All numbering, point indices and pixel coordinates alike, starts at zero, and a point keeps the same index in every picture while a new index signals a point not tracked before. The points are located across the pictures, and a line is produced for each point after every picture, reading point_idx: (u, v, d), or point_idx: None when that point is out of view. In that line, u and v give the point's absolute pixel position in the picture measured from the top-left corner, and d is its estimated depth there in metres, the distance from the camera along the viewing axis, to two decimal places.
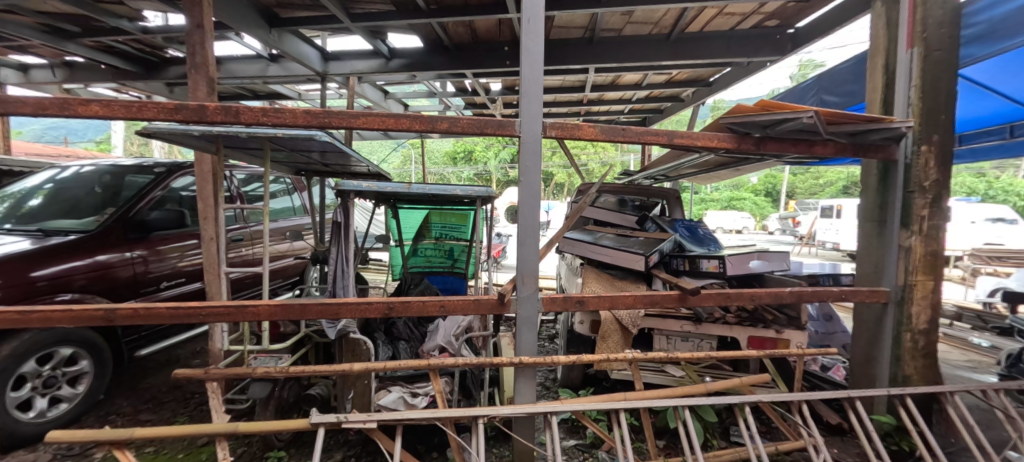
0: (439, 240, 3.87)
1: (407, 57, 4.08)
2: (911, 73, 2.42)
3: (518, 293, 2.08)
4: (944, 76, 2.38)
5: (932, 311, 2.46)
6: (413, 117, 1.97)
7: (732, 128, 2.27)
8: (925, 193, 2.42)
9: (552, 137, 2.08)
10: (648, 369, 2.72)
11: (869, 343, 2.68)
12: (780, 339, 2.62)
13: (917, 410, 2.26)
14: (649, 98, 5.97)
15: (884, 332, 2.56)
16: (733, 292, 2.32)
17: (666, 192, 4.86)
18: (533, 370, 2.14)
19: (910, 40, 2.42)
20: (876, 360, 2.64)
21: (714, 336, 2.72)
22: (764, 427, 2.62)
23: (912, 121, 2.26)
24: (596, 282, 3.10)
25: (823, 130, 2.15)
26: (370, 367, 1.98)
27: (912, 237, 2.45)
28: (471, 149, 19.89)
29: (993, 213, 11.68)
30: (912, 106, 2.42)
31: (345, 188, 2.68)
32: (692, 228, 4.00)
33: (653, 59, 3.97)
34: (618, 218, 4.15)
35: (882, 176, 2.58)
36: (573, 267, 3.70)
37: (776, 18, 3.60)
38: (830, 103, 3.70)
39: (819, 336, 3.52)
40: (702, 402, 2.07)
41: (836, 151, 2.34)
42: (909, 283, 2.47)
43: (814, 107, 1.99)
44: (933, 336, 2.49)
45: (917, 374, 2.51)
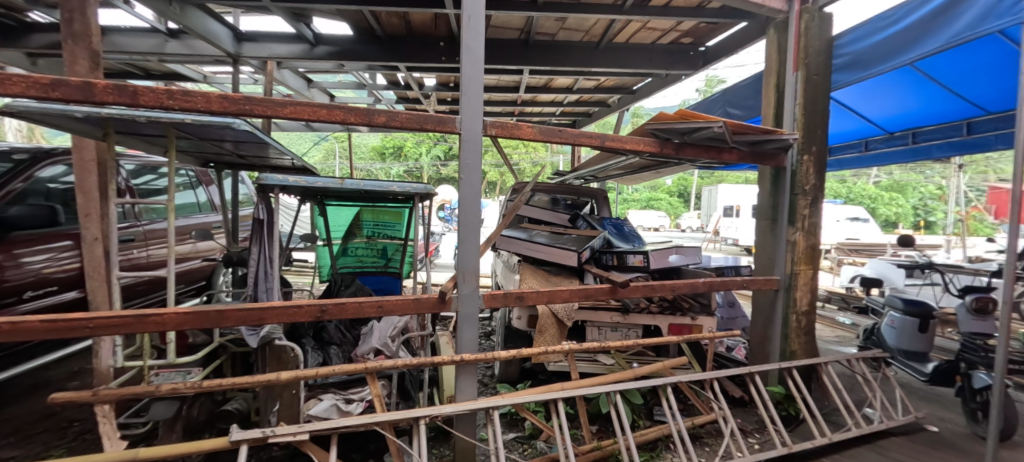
0: (371, 239, 3.71)
1: (334, 44, 3.85)
2: (796, 92, 2.82)
3: (459, 290, 2.07)
4: (820, 97, 2.82)
5: (811, 295, 2.91)
6: (347, 108, 1.85)
7: (655, 133, 2.48)
8: (805, 195, 2.83)
9: (492, 136, 2.11)
10: (582, 359, 2.86)
11: (764, 325, 3.08)
12: (695, 325, 2.90)
13: (800, 379, 2.66)
14: (578, 102, 6.26)
15: (776, 314, 2.96)
16: (656, 283, 2.54)
17: (594, 191, 5.15)
18: (474, 367, 2.14)
19: (795, 64, 2.82)
20: (769, 339, 3.04)
21: (639, 325, 2.93)
22: (682, 405, 2.90)
23: (797, 133, 2.63)
24: (532, 278, 3.17)
25: (730, 139, 2.43)
26: (299, 375, 1.84)
27: (797, 233, 2.85)
28: (402, 145, 19.32)
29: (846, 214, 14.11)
30: (797, 121, 2.82)
31: (267, 183, 2.42)
32: (618, 225, 4.28)
33: (583, 64, 4.16)
34: (552, 217, 4.32)
35: (774, 181, 2.96)
36: (510, 264, 3.80)
37: (690, 36, 3.98)
38: (734, 115, 4.16)
39: (725, 321, 3.97)
40: (631, 386, 2.23)
41: (740, 158, 2.66)
42: (794, 271, 2.87)
43: (723, 118, 2.24)
44: (811, 317, 2.93)
45: (800, 349, 2.93)
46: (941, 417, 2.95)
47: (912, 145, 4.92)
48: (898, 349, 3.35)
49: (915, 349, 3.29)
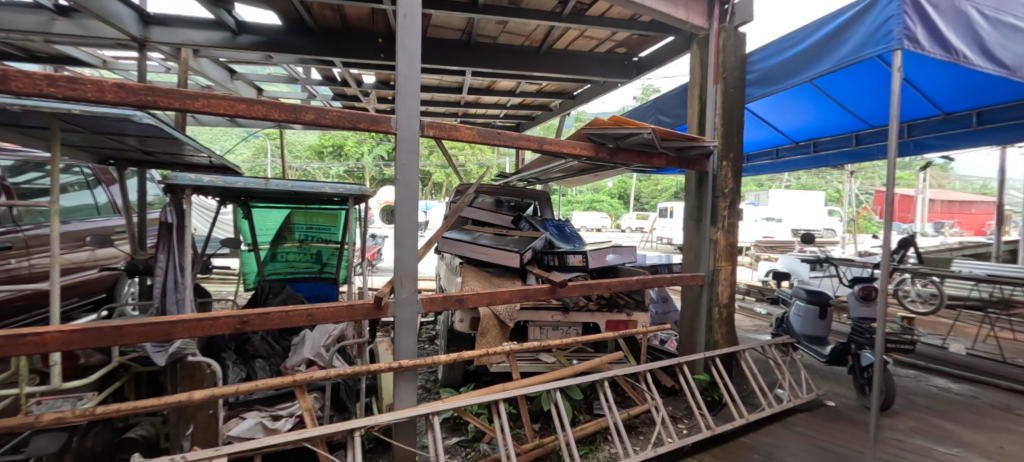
0: (304, 243, 3.48)
1: (261, 34, 3.58)
2: (716, 103, 3.07)
3: (396, 295, 2.01)
4: (736, 109, 3.10)
5: (730, 289, 3.17)
6: (270, 103, 1.73)
7: (590, 137, 2.58)
8: (725, 197, 3.09)
9: (430, 137, 2.07)
10: (524, 359, 2.89)
11: (691, 318, 3.31)
12: (630, 321, 3.05)
13: (722, 366, 2.89)
14: (521, 105, 6.34)
15: (701, 308, 3.19)
16: (593, 282, 2.63)
17: (537, 193, 5.25)
18: (414, 373, 2.09)
19: (715, 77, 3.07)
20: (696, 330, 3.28)
21: (579, 323, 3.03)
22: (619, 397, 3.03)
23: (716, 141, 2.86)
24: (474, 280, 3.16)
25: (659, 145, 2.59)
26: (215, 393, 1.67)
27: (718, 232, 3.10)
28: (341, 144, 18.43)
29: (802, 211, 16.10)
30: (717, 129, 3.07)
31: (176, 182, 2.20)
32: (559, 226, 4.39)
33: (525, 68, 4.22)
34: (495, 218, 4.34)
35: (698, 184, 3.19)
36: (452, 266, 3.77)
37: (624, 46, 4.19)
38: (664, 122, 4.44)
39: (658, 316, 4.22)
40: (571, 383, 2.30)
41: (668, 163, 2.85)
42: (716, 268, 3.12)
43: (651, 125, 2.38)
44: (731, 309, 3.20)
45: (722, 339, 3.19)
46: (837, 393, 3.35)
47: (813, 153, 5.57)
48: (803, 334, 3.75)
49: (817, 334, 3.71)
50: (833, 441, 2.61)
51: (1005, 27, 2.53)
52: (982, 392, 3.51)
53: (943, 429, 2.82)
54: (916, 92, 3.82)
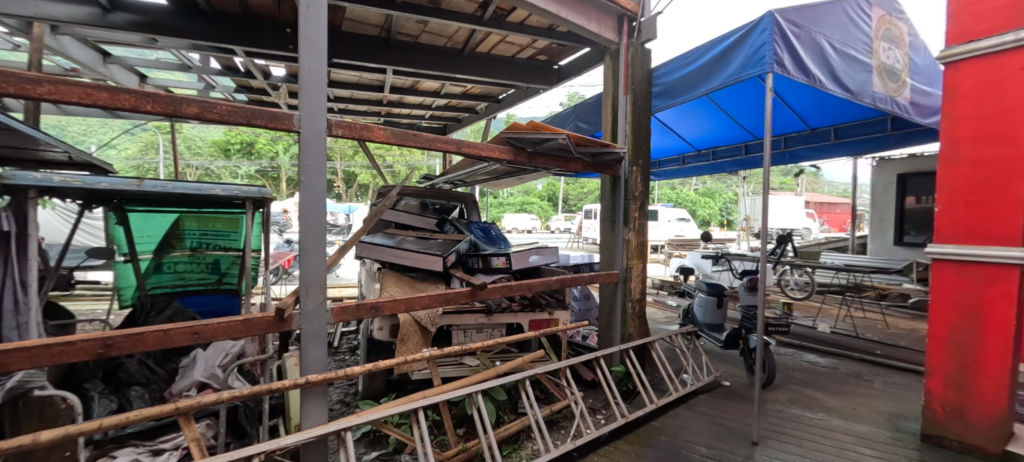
0: (197, 251, 3.11)
1: (141, 14, 3.14)
2: (626, 112, 3.29)
3: (301, 306, 1.86)
4: (642, 119, 3.36)
5: (641, 285, 3.43)
6: (144, 93, 1.52)
7: (509, 141, 2.62)
8: (635, 200, 3.32)
9: (339, 137, 1.96)
10: (447, 364, 2.86)
11: (607, 313, 3.52)
12: (552, 319, 3.16)
13: (635, 357, 3.10)
14: (447, 107, 6.26)
15: (617, 303, 3.40)
16: (514, 283, 2.68)
17: (463, 196, 5.22)
18: (324, 388, 1.95)
19: (625, 88, 3.30)
20: (612, 325, 3.49)
21: (503, 324, 3.06)
22: (543, 394, 3.12)
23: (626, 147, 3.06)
24: (395, 286, 3.06)
25: (574, 150, 2.71)
26: (69, 433, 1.36)
27: (630, 232, 3.33)
28: (251, 141, 16.77)
29: (778, 215, 17.41)
30: (628, 137, 3.29)
31: (17, 183, 1.89)
32: (485, 229, 4.41)
33: (448, 70, 4.18)
34: (419, 222, 4.24)
35: (611, 188, 3.39)
36: (372, 272, 3.61)
37: (545, 54, 4.33)
38: (583, 129, 4.66)
39: (580, 312, 4.44)
40: (492, 385, 2.31)
41: (584, 167, 3.00)
42: (629, 265, 3.35)
43: (566, 131, 2.49)
44: (642, 303, 3.45)
45: (635, 331, 3.43)
46: (731, 373, 3.77)
47: (712, 161, 6.24)
48: (705, 323, 4.16)
49: (714, 322, 4.12)
50: (727, 417, 2.94)
51: (848, 58, 3.04)
52: (841, 363, 4.17)
53: (811, 397, 3.31)
54: (789, 110, 4.44)
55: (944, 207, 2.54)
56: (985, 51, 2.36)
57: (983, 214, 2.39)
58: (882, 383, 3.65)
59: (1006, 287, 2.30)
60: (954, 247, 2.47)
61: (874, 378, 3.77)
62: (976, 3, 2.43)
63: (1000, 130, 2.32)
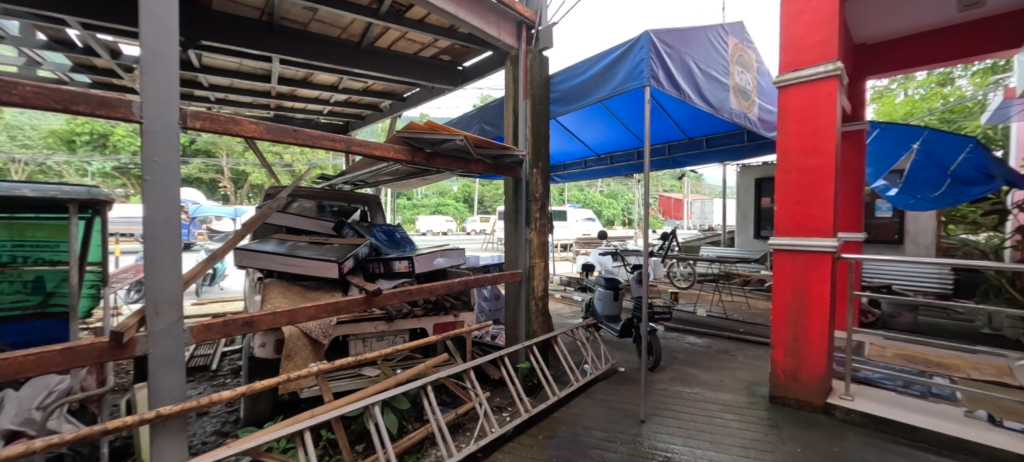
0: (8, 267, 2.58)
1: None
2: (526, 116, 3.41)
3: (149, 327, 1.59)
4: (541, 124, 3.51)
5: (543, 282, 3.57)
6: None
7: (406, 141, 2.55)
8: (536, 201, 3.46)
9: (196, 130, 1.72)
10: (344, 377, 2.68)
11: (512, 312, 3.61)
12: (457, 321, 3.15)
13: (538, 352, 3.22)
14: (347, 103, 5.88)
15: (521, 301, 3.50)
16: (414, 287, 2.61)
17: (367, 197, 4.95)
18: (184, 420, 1.69)
19: (525, 93, 3.41)
20: (517, 323, 3.58)
21: (406, 330, 2.96)
22: (449, 398, 3.09)
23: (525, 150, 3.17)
24: (281, 297, 2.78)
25: (473, 150, 2.70)
26: None
27: (532, 232, 3.45)
28: (104, 132, 13.99)
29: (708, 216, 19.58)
30: (528, 140, 3.41)
31: None
32: (389, 232, 4.22)
33: (343, 63, 3.93)
34: (313, 226, 3.91)
35: (514, 189, 3.49)
36: (256, 282, 3.24)
37: (448, 54, 4.29)
38: (487, 131, 4.73)
39: (490, 312, 4.49)
40: (391, 394, 2.21)
41: (485, 169, 3.06)
42: (531, 264, 3.47)
43: (463, 132, 2.50)
44: (544, 299, 3.60)
45: (538, 327, 3.56)
46: (626, 359, 4.12)
47: (610, 165, 6.76)
48: (603, 315, 4.50)
49: (612, 314, 4.48)
50: (620, 400, 3.20)
51: (710, 78, 3.50)
52: (714, 342, 4.80)
53: (689, 374, 3.76)
54: (670, 121, 4.99)
55: (780, 206, 3.04)
56: (805, 78, 2.89)
57: (806, 212, 2.92)
58: (743, 356, 4.28)
59: (823, 270, 2.84)
60: (788, 239, 2.98)
61: (738, 352, 4.41)
62: (800, 39, 2.96)
63: (816, 143, 2.86)
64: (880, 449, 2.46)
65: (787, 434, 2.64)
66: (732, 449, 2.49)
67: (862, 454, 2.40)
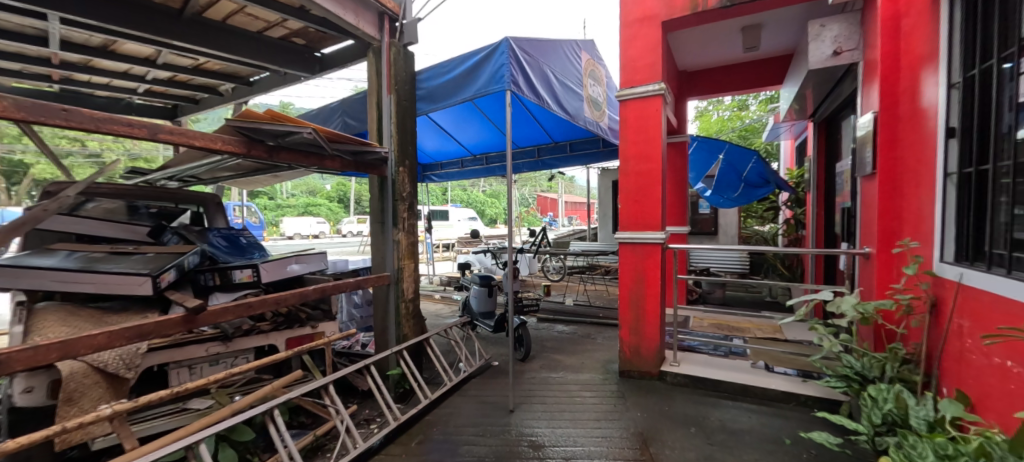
0: None
1: None
2: (390, 112, 3.27)
3: None
4: (407, 121, 3.40)
5: (414, 284, 3.48)
6: None
7: (240, 132, 2.23)
8: (403, 200, 3.34)
9: None
10: (163, 414, 2.22)
11: (382, 317, 3.44)
12: (316, 333, 2.89)
13: (409, 357, 3.12)
14: (172, 83, 4.85)
15: (389, 305, 3.36)
16: (256, 300, 2.29)
17: (202, 197, 4.17)
18: None
19: (388, 87, 3.27)
20: (387, 329, 3.42)
21: (250, 349, 2.62)
22: (308, 419, 2.79)
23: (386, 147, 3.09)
24: (63, 325, 2.16)
25: (326, 145, 2.52)
26: None
27: (399, 233, 3.33)
28: None
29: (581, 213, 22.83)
30: (393, 137, 3.27)
31: None
32: (230, 236, 3.62)
33: (159, 33, 3.22)
34: (119, 232, 3.13)
35: (380, 188, 3.33)
36: (24, 308, 2.46)
37: (301, 37, 3.85)
38: (351, 125, 4.40)
39: (363, 320, 4.19)
40: (224, 426, 1.89)
41: (343, 166, 2.87)
42: (400, 266, 3.35)
43: (312, 125, 2.28)
44: (416, 301, 3.51)
45: (410, 331, 3.45)
46: (500, 353, 4.27)
47: (486, 165, 6.91)
48: (478, 312, 4.57)
49: (486, 310, 4.57)
50: (492, 394, 3.29)
51: (566, 88, 3.83)
52: (578, 328, 5.30)
53: (555, 360, 4.07)
54: (537, 125, 5.31)
55: (623, 205, 3.48)
56: (639, 95, 3.36)
57: (643, 210, 3.40)
58: (602, 338, 4.81)
59: (655, 259, 3.35)
60: (629, 233, 3.42)
61: (597, 335, 4.93)
62: (634, 60, 3.41)
63: (648, 151, 3.36)
64: (697, 402, 3.00)
65: (631, 402, 3.05)
66: (588, 423, 2.77)
67: (684, 409, 2.91)
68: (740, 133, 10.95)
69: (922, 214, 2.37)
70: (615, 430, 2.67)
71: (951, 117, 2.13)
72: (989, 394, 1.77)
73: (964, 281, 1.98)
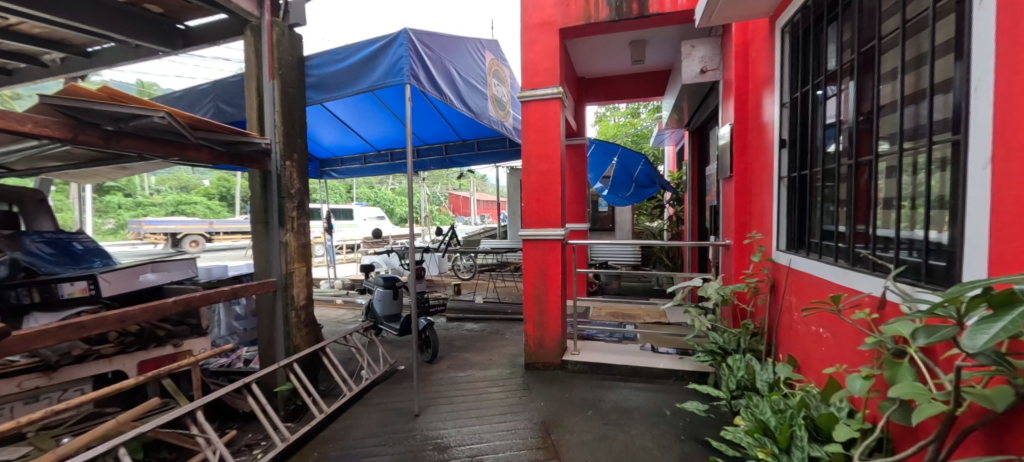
0: None
1: None
2: (274, 99, 2.94)
3: None
4: (295, 110, 3.09)
5: (306, 289, 3.18)
6: None
7: (67, 112, 1.86)
8: (291, 198, 3.04)
9: None
10: None
11: (268, 328, 3.08)
12: (179, 353, 2.64)
13: (300, 370, 2.84)
14: None
15: (276, 314, 3.03)
16: (92, 317, 1.89)
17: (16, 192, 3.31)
18: None
19: (270, 72, 2.94)
20: (274, 341, 3.08)
21: (88, 378, 2.30)
22: (171, 453, 2.38)
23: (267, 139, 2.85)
24: None
25: (189, 134, 2.24)
26: None
27: (287, 234, 3.01)
28: None
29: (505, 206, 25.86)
30: (277, 127, 2.95)
31: None
32: (58, 241, 2.93)
33: None
34: None
35: (263, 184, 2.98)
36: None
37: (157, 5, 3.26)
38: (227, 112, 3.86)
39: (247, 333, 3.70)
40: None
41: (212, 158, 2.51)
42: (289, 270, 3.03)
43: (167, 108, 1.97)
44: (309, 309, 3.21)
45: (302, 341, 3.15)
46: (406, 356, 4.11)
47: (391, 162, 6.61)
48: (383, 316, 4.35)
49: (391, 313, 4.37)
50: (396, 400, 3.16)
51: (470, 86, 3.83)
52: (487, 325, 5.34)
53: (463, 359, 4.05)
54: (444, 122, 5.22)
55: (526, 203, 3.59)
56: (539, 97, 3.49)
57: (544, 208, 3.54)
58: (510, 333, 4.92)
59: (556, 255, 3.51)
60: (532, 230, 3.54)
61: (506, 331, 5.03)
62: (536, 63, 3.53)
63: (548, 152, 3.51)
64: (594, 387, 3.23)
65: (535, 393, 3.16)
66: (493, 418, 2.81)
67: (583, 395, 3.10)
68: (633, 138, 12.02)
69: (765, 211, 2.84)
70: (519, 422, 2.74)
71: (783, 131, 2.59)
72: (808, 357, 2.19)
73: (792, 265, 2.42)
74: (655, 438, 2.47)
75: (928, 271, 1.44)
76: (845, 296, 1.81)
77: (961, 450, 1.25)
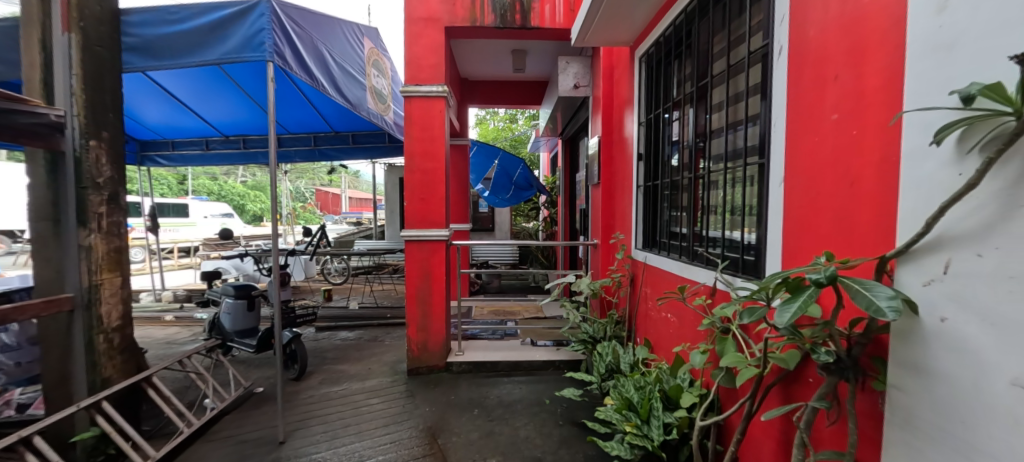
0: None
1: None
2: (70, 59, 2.26)
3: None
4: (105, 76, 2.43)
5: (122, 306, 2.52)
6: None
7: None
8: (99, 189, 2.37)
9: None
10: None
11: (60, 360, 2.35)
12: None
13: (113, 409, 2.23)
14: None
15: (73, 341, 2.33)
16: None
17: None
18: None
19: (65, 23, 2.25)
20: (71, 375, 2.36)
21: None
22: None
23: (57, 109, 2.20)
24: None
25: None
26: None
27: (92, 236, 2.34)
28: None
29: None
30: (75, 95, 2.27)
31: None
32: None
33: None
34: None
35: (50, 169, 2.27)
36: None
37: None
38: None
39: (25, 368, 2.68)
40: None
41: None
42: (94, 283, 2.36)
43: None
44: (125, 330, 2.55)
45: (117, 371, 2.48)
46: (266, 376, 3.57)
47: (244, 149, 5.71)
48: (233, 331, 3.69)
49: (245, 327, 3.74)
50: (255, 428, 2.73)
51: (346, 74, 3.52)
52: (364, 332, 4.98)
53: (338, 371, 3.70)
54: (313, 111, 4.69)
55: (409, 202, 3.44)
56: (424, 93, 3.39)
57: (428, 207, 3.45)
58: (390, 339, 4.67)
59: (440, 256, 3.46)
60: (415, 230, 3.41)
61: (385, 337, 4.76)
62: (420, 58, 3.41)
63: (433, 150, 3.43)
64: (479, 385, 3.27)
65: (420, 399, 3.07)
66: (375, 432, 2.63)
67: (468, 394, 3.12)
68: (511, 142, 12.56)
69: (626, 214, 3.26)
70: (403, 432, 2.62)
71: (639, 146, 3.00)
72: (660, 339, 2.58)
73: (648, 261, 2.82)
74: (537, 427, 2.62)
75: (744, 264, 1.82)
76: (687, 286, 2.18)
77: (765, 402, 1.61)
